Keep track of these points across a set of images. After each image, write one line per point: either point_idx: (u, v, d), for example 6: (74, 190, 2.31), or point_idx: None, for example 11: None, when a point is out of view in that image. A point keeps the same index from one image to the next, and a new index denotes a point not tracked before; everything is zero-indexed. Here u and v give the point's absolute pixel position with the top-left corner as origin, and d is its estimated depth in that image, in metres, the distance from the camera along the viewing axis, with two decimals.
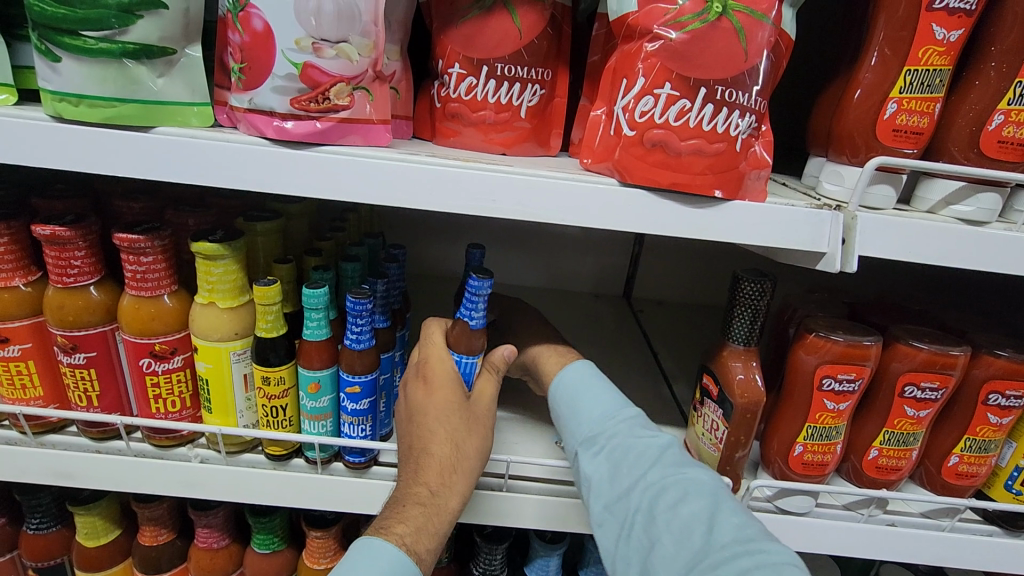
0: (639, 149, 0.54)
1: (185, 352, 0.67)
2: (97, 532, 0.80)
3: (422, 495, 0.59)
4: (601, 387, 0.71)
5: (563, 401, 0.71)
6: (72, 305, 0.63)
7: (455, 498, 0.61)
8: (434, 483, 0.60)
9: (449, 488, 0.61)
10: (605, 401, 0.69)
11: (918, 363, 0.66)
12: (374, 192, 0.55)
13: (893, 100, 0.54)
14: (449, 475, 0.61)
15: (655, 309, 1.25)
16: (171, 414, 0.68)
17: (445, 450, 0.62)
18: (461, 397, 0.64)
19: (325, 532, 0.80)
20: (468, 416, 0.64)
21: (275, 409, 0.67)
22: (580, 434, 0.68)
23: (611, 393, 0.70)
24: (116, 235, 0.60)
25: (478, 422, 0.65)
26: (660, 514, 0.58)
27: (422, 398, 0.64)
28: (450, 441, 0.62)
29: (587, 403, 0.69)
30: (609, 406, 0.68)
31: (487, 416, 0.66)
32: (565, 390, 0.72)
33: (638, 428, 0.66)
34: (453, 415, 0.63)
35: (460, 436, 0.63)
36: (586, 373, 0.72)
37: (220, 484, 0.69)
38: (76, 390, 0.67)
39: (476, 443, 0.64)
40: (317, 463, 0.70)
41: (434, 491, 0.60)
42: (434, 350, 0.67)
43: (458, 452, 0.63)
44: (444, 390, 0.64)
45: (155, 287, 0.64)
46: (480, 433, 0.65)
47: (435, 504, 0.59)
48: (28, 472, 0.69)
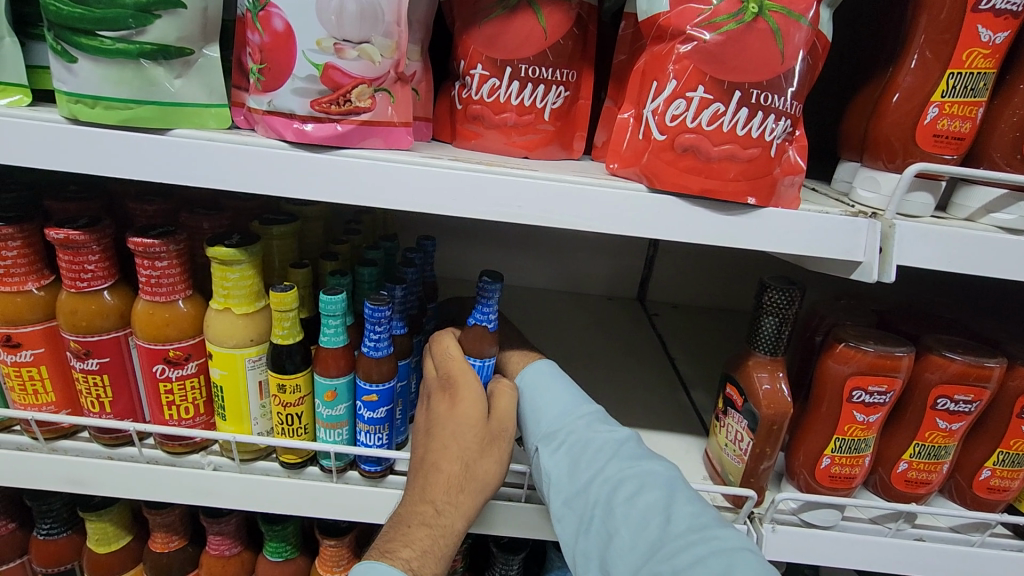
0: (670, 155, 0.52)
1: (199, 358, 0.65)
2: (109, 538, 0.79)
3: (427, 515, 0.58)
4: (559, 382, 0.69)
5: (519, 396, 0.70)
6: (85, 309, 0.62)
7: (461, 518, 0.60)
8: (440, 503, 0.59)
9: (455, 508, 0.59)
10: (563, 396, 0.68)
11: (951, 374, 0.64)
12: (395, 197, 0.54)
13: (934, 105, 0.52)
14: (457, 495, 0.60)
15: (670, 313, 1.23)
16: (185, 421, 0.67)
17: (455, 468, 0.60)
18: (480, 414, 0.63)
19: (339, 540, 0.78)
20: (484, 434, 0.62)
21: (290, 417, 0.66)
22: (539, 429, 0.66)
23: (568, 388, 0.69)
24: (130, 239, 0.58)
25: (495, 441, 0.63)
26: (618, 510, 0.58)
27: (440, 412, 0.63)
28: (460, 459, 0.61)
29: (545, 399, 0.67)
30: (567, 402, 0.67)
31: (506, 435, 0.64)
32: (523, 384, 0.70)
33: (597, 423, 0.66)
34: (467, 433, 0.62)
35: (471, 455, 0.61)
36: (542, 369, 0.70)
37: (234, 493, 0.68)
38: (89, 396, 0.65)
39: (491, 462, 0.62)
40: (332, 472, 0.68)
41: (440, 511, 0.59)
42: (455, 361, 0.65)
43: (469, 472, 0.61)
44: (465, 406, 0.63)
45: (170, 292, 0.62)
46: (496, 453, 0.63)
47: (440, 525, 0.58)
48: (39, 479, 0.68)
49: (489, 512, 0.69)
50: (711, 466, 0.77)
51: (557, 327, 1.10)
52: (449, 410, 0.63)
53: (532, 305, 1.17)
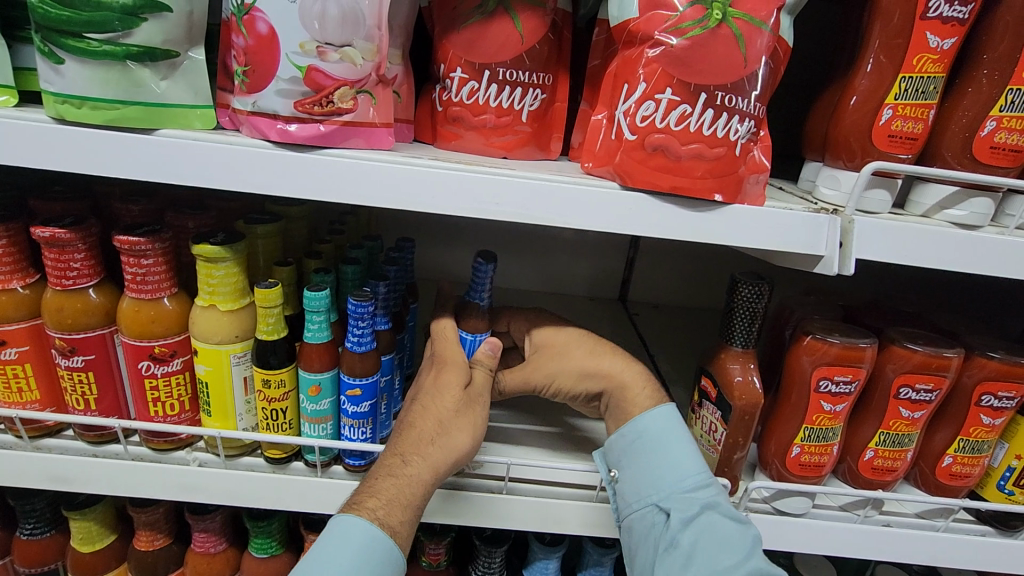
0: (640, 153, 0.55)
1: (185, 355, 0.66)
2: (93, 538, 0.79)
3: (394, 466, 0.59)
4: (685, 442, 0.67)
5: (641, 446, 0.66)
6: (71, 307, 0.63)
7: (430, 473, 0.60)
8: (409, 455, 0.60)
9: (422, 461, 0.60)
10: (694, 459, 0.66)
11: (913, 365, 0.67)
12: (377, 195, 0.56)
13: (888, 107, 0.55)
14: (426, 448, 0.60)
15: (652, 312, 1.26)
16: (170, 417, 0.68)
17: (426, 422, 0.62)
18: (461, 379, 0.65)
19: None
20: (462, 397, 0.64)
21: (275, 412, 0.67)
22: (669, 493, 0.64)
23: (694, 452, 0.66)
24: (116, 237, 0.59)
25: (472, 406, 0.65)
26: None
27: (426, 379, 0.66)
28: (435, 416, 0.62)
29: (680, 459, 0.65)
30: (694, 468, 0.65)
31: (484, 403, 0.66)
32: (649, 437, 0.66)
33: (723, 497, 0.64)
34: (447, 392, 0.63)
35: (446, 414, 0.62)
36: (672, 423, 0.67)
37: (219, 488, 0.69)
38: (74, 393, 0.66)
39: (465, 423, 0.63)
40: (317, 466, 0.69)
41: (407, 463, 0.60)
42: (449, 341, 0.68)
43: (441, 428, 0.62)
44: (447, 372, 0.65)
45: (155, 289, 0.63)
46: (471, 416, 0.64)
47: (404, 475, 0.59)
48: (24, 476, 0.68)
49: (471, 503, 0.70)
50: None
51: None
52: (434, 375, 0.66)
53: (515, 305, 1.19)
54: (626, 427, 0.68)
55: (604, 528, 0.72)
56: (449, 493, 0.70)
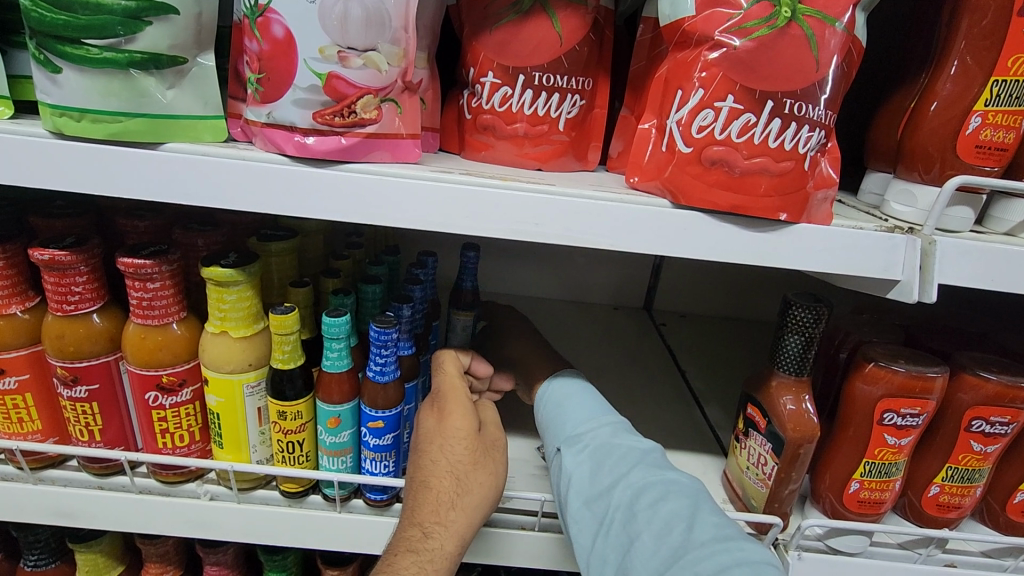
0: (696, 168, 0.49)
1: (194, 383, 0.62)
2: (99, 570, 0.75)
3: (414, 541, 0.55)
4: (588, 395, 0.69)
5: (546, 405, 0.70)
6: (73, 333, 0.59)
7: (453, 541, 0.56)
8: (429, 526, 0.55)
9: (445, 531, 0.56)
10: (592, 406, 0.67)
11: (986, 395, 0.61)
12: (403, 214, 0.51)
13: (976, 114, 0.49)
14: (447, 515, 0.56)
15: (679, 322, 1.20)
16: (179, 449, 0.63)
17: (444, 484, 0.57)
18: (472, 427, 0.61)
19: (342, 571, 0.75)
20: (476, 446, 0.60)
21: (291, 444, 0.62)
22: (563, 434, 0.65)
23: (597, 402, 0.68)
24: (120, 260, 0.55)
25: (486, 454, 0.61)
26: (645, 513, 0.53)
27: (431, 425, 0.61)
28: (450, 473, 0.58)
29: (574, 408, 0.67)
30: (593, 411, 0.66)
31: (497, 448, 0.63)
32: (551, 396, 0.70)
33: (622, 432, 0.63)
34: (460, 446, 0.59)
35: (463, 468, 0.58)
36: (571, 382, 0.71)
37: (232, 524, 0.64)
38: (77, 424, 0.62)
39: (483, 477, 0.60)
40: (336, 501, 0.65)
41: (428, 534, 0.55)
42: (453, 377, 0.64)
43: (460, 487, 0.58)
44: (455, 419, 0.61)
45: (163, 314, 0.59)
46: (488, 466, 0.61)
47: (427, 550, 0.54)
48: (25, 511, 0.64)
49: (501, 541, 0.65)
50: (730, 488, 0.74)
51: (566, 339, 1.07)
52: (439, 421, 0.61)
53: (538, 316, 1.14)
54: (538, 399, 0.72)
55: None
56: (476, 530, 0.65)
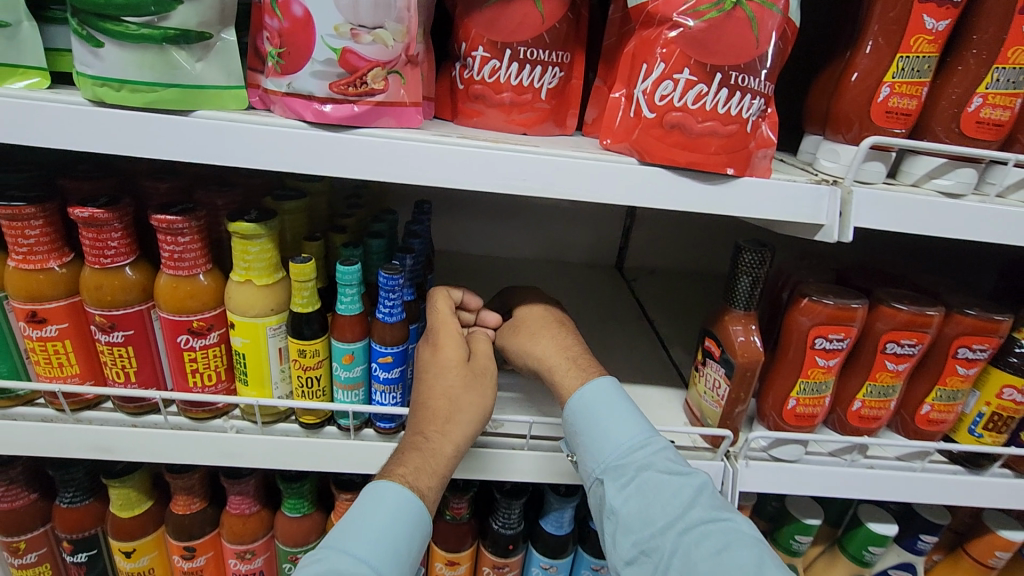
0: (658, 131, 0.58)
1: (221, 328, 0.70)
2: (132, 503, 0.83)
3: (418, 442, 0.65)
4: (627, 416, 0.70)
5: (581, 419, 0.71)
6: (109, 284, 0.65)
7: (450, 446, 0.66)
8: (430, 431, 0.65)
9: (443, 437, 0.66)
10: (635, 433, 0.69)
11: (899, 322, 0.73)
12: (410, 172, 0.59)
13: (886, 84, 0.60)
14: (444, 425, 0.66)
15: (648, 278, 1.31)
16: (208, 388, 0.72)
17: (440, 401, 0.67)
18: (463, 355, 0.70)
19: (354, 494, 0.84)
20: (467, 372, 0.70)
21: (310, 380, 0.71)
22: (605, 465, 0.68)
23: (635, 424, 0.70)
24: (154, 216, 0.62)
25: (476, 378, 0.71)
26: (702, 559, 0.62)
27: (428, 355, 0.71)
28: (446, 392, 0.67)
29: (618, 435, 0.69)
30: (636, 439, 0.68)
31: (486, 374, 0.72)
32: (583, 404, 0.71)
33: (667, 467, 0.67)
34: (455, 369, 0.69)
35: (456, 389, 0.68)
36: (605, 394, 0.71)
37: (258, 452, 0.73)
38: (113, 367, 0.69)
39: (474, 397, 0.69)
40: (350, 429, 0.74)
41: (430, 438, 0.65)
42: (444, 314, 0.73)
43: (455, 405, 0.67)
44: (447, 349, 0.70)
45: (192, 266, 0.66)
46: (479, 389, 0.70)
47: (429, 449, 0.65)
48: (68, 448, 0.72)
49: (496, 460, 0.76)
50: (690, 412, 0.86)
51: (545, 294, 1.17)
52: (434, 352, 0.71)
53: (519, 275, 1.24)
54: (568, 404, 0.72)
55: None
56: (473, 449, 0.75)
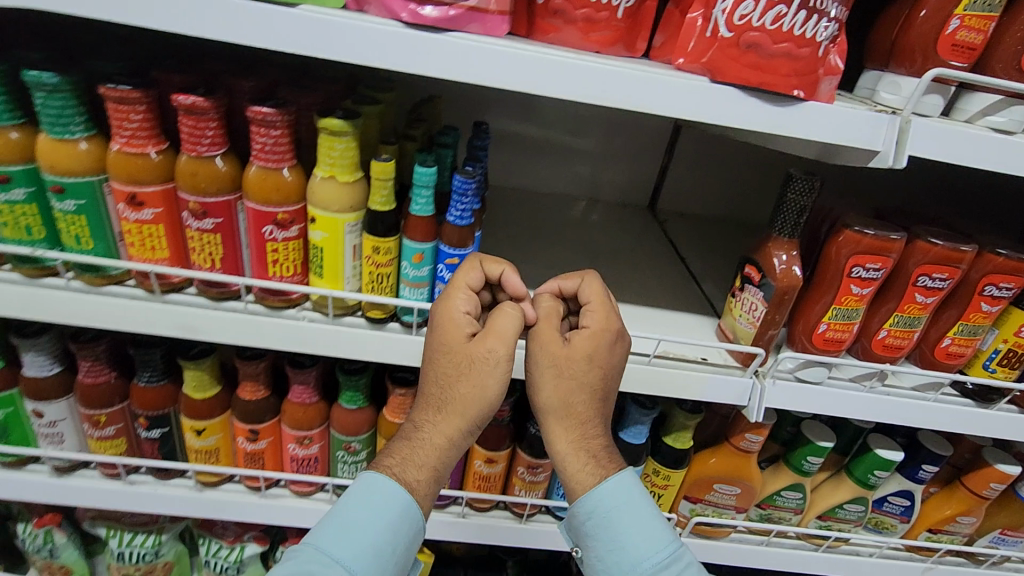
0: (734, 51, 0.61)
1: (301, 223, 0.75)
2: (204, 386, 0.91)
3: (410, 431, 0.74)
4: (641, 514, 0.74)
5: (597, 519, 0.74)
6: (203, 172, 0.70)
7: (438, 436, 0.72)
8: (421, 421, 0.73)
9: (432, 428, 0.72)
10: (653, 543, 0.73)
11: (934, 256, 0.78)
12: (498, 77, 0.62)
13: (956, 18, 0.63)
14: (433, 416, 0.73)
15: (679, 222, 1.35)
16: (285, 278, 0.77)
17: (432, 391, 0.73)
18: (457, 340, 0.71)
19: (407, 390, 0.91)
20: (461, 361, 0.71)
21: (381, 276, 0.77)
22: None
23: (654, 534, 0.74)
24: (251, 107, 0.66)
25: (470, 367, 0.71)
26: None
27: (428, 344, 0.73)
28: (437, 383, 0.72)
29: (640, 542, 0.73)
30: (652, 556, 0.72)
31: (487, 361, 0.71)
32: (599, 507, 0.74)
33: None
34: (456, 349, 0.71)
35: (449, 377, 0.71)
36: (622, 493, 0.74)
37: (328, 341, 0.79)
38: (201, 252, 0.75)
39: (463, 387, 0.71)
40: (413, 325, 0.80)
41: (420, 429, 0.73)
42: (450, 301, 0.72)
43: (444, 396, 0.72)
44: (445, 338, 0.71)
45: (279, 160, 0.71)
46: (473, 377, 0.71)
47: (417, 439, 0.73)
48: (156, 326, 0.78)
49: None
50: (722, 334, 0.92)
51: (582, 229, 1.21)
52: (435, 340, 0.72)
53: (556, 210, 1.27)
54: (582, 500, 0.74)
55: (650, 387, 0.84)
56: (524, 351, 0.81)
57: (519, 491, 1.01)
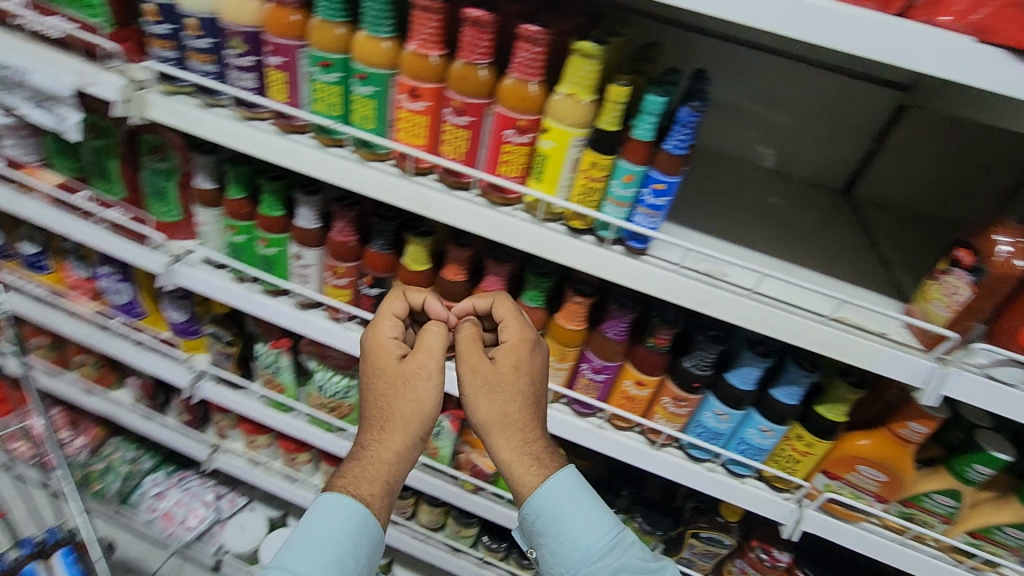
0: (1011, 11, 0.61)
1: (534, 132, 0.87)
2: (420, 261, 1.09)
3: (357, 451, 0.94)
4: (580, 509, 0.95)
5: (543, 516, 0.95)
6: (471, 77, 0.85)
7: (390, 448, 0.92)
8: (366, 442, 0.94)
9: (379, 444, 0.92)
10: (598, 531, 0.95)
11: None
12: (752, 15, 0.65)
13: None
14: (379, 432, 0.93)
15: (876, 211, 1.28)
16: (510, 178, 0.91)
17: (374, 412, 0.94)
18: (392, 359, 0.96)
19: (584, 299, 1.03)
20: (394, 380, 0.94)
21: (591, 189, 0.87)
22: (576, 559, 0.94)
23: (597, 520, 0.95)
24: (524, 25, 0.79)
25: (404, 387, 0.93)
26: None
27: (364, 376, 0.97)
28: (377, 398, 0.94)
29: (587, 528, 0.94)
30: (600, 538, 0.94)
31: (412, 378, 0.93)
32: (541, 506, 0.94)
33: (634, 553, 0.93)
34: (390, 369, 0.95)
35: (387, 396, 0.94)
36: (569, 492, 0.95)
37: (531, 240, 0.92)
38: (451, 144, 0.91)
39: (402, 404, 0.93)
40: (607, 240, 0.91)
41: (366, 447, 0.93)
42: (378, 335, 0.98)
43: (384, 417, 0.93)
44: (381, 361, 0.96)
45: (532, 73, 0.83)
46: (407, 393, 0.93)
47: (366, 455, 0.93)
48: (402, 200, 0.96)
49: (721, 299, 0.88)
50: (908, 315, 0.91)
51: (767, 201, 1.20)
52: (370, 369, 0.97)
53: (744, 177, 1.27)
54: (532, 499, 0.95)
55: (820, 346, 0.86)
56: (703, 284, 0.88)
57: (659, 419, 1.09)
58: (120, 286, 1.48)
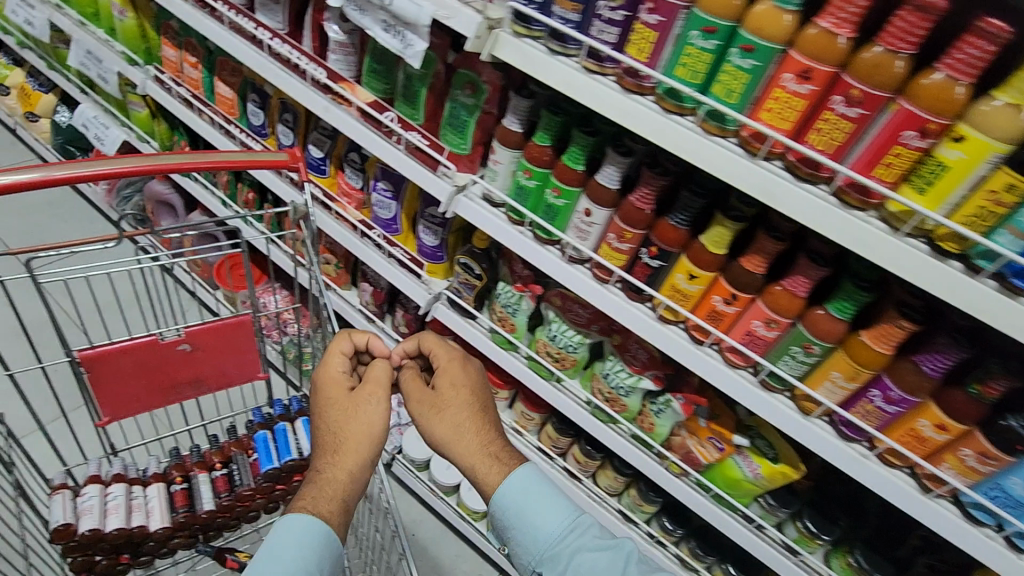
0: None
1: (936, 139, 0.79)
2: (720, 244, 1.06)
3: (313, 475, 1.11)
4: (540, 502, 1.13)
5: (512, 507, 1.13)
6: (885, 67, 0.78)
7: (328, 467, 1.10)
8: (322, 469, 1.11)
9: (329, 465, 1.10)
10: (549, 512, 1.13)
11: None
12: None
13: None
14: (327, 460, 1.11)
15: None
16: (881, 183, 0.83)
17: (326, 446, 1.14)
18: (343, 390, 1.18)
19: (909, 325, 0.94)
20: (348, 406, 1.15)
21: (986, 213, 0.78)
22: (535, 536, 1.11)
23: (559, 513, 1.13)
24: (988, 18, 0.71)
25: (348, 405, 1.16)
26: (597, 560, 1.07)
27: (321, 402, 1.18)
28: (332, 437, 1.13)
29: (543, 514, 1.12)
30: (555, 520, 1.12)
31: (364, 399, 1.17)
32: (510, 490, 1.14)
33: (594, 536, 1.11)
34: (341, 398, 1.17)
35: (333, 449, 1.12)
36: (524, 483, 1.14)
37: (887, 252, 0.85)
38: (824, 134, 0.84)
39: (357, 441, 1.13)
40: (983, 271, 0.81)
41: (320, 469, 1.10)
42: (338, 352, 1.23)
43: (334, 447, 1.13)
44: (333, 393, 1.18)
45: (966, 74, 0.75)
46: (353, 407, 1.15)
47: (324, 477, 1.10)
48: (741, 183, 0.92)
49: None
50: None
51: None
52: (335, 410, 1.16)
53: None
54: (501, 499, 1.13)
55: None
56: None
57: (946, 468, 0.98)
58: (389, 202, 1.62)
